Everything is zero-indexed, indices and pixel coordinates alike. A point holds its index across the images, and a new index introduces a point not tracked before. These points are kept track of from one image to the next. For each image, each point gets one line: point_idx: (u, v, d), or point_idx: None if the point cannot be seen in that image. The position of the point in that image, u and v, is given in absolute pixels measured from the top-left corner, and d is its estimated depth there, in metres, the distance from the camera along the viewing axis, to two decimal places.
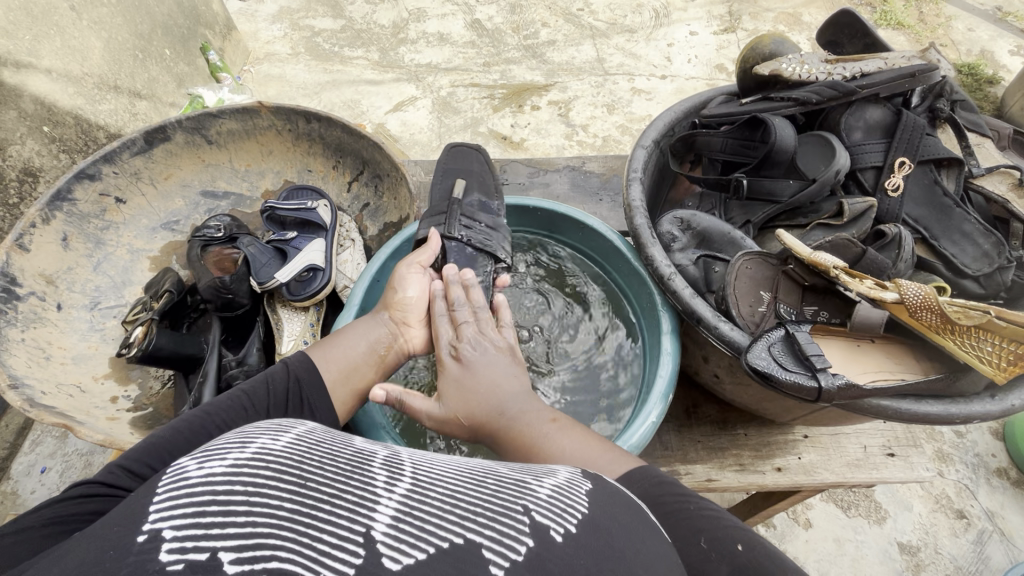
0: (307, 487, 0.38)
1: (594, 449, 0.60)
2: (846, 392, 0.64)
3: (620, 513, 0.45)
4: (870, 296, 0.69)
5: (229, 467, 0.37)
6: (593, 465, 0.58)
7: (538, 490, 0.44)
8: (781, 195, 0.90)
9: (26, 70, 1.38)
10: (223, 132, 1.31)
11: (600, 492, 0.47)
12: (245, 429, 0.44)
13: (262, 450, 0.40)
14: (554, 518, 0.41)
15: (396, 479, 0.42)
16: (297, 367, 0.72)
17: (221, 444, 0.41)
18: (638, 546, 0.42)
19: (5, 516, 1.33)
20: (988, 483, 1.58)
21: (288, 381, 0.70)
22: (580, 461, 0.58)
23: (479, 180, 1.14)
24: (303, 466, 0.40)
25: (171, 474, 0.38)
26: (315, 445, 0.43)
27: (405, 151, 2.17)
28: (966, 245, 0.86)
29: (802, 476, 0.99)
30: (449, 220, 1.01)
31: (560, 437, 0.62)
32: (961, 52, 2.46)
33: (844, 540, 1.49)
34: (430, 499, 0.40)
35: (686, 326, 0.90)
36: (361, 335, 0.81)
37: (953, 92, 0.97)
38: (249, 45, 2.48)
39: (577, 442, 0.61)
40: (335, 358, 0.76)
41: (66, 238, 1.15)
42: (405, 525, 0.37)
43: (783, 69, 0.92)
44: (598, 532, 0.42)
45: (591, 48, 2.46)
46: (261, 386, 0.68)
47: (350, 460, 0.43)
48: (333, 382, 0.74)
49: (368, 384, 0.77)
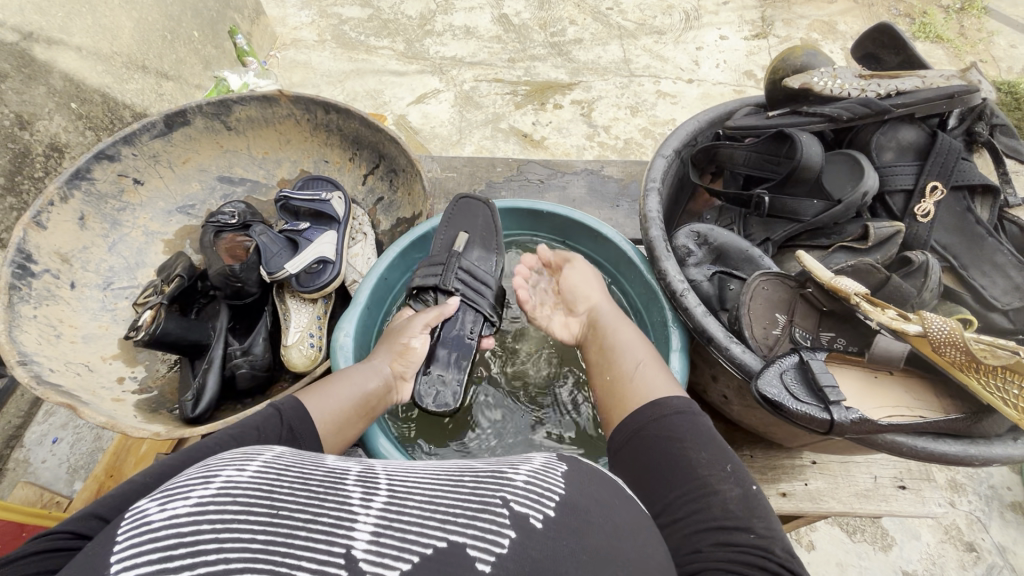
0: (279, 516, 0.37)
1: (659, 370, 0.72)
2: (859, 427, 0.62)
3: (595, 494, 0.46)
4: (892, 326, 0.66)
5: (193, 506, 0.36)
6: (650, 379, 0.70)
7: (514, 479, 0.44)
8: (804, 214, 0.87)
9: (56, 47, 1.40)
10: (242, 118, 1.31)
11: (574, 477, 0.48)
12: (209, 463, 0.43)
13: (228, 484, 0.39)
14: (532, 506, 0.42)
15: (372, 491, 0.41)
16: (290, 412, 0.63)
17: (183, 482, 0.40)
18: (614, 522, 0.45)
19: (15, 484, 1.35)
20: (1001, 518, 1.53)
21: (280, 429, 0.61)
22: (643, 375, 0.72)
23: (483, 236, 1.05)
24: (272, 494, 0.39)
25: (132, 519, 0.37)
26: (284, 469, 0.42)
27: (425, 145, 2.16)
28: (996, 277, 0.82)
29: (807, 503, 0.96)
30: (446, 273, 0.97)
31: (638, 353, 0.77)
32: (1002, 68, 2.37)
33: (847, 565, 1.45)
34: (410, 507, 0.39)
35: (696, 343, 0.88)
36: (355, 380, 0.75)
37: (993, 115, 0.92)
38: (277, 30, 2.49)
39: (649, 360, 0.75)
40: (330, 404, 0.69)
41: (82, 217, 1.16)
42: (387, 539, 0.36)
43: (814, 83, 0.89)
44: (576, 518, 0.43)
45: (618, 49, 2.42)
46: (251, 432, 0.57)
47: (324, 479, 0.42)
48: (328, 432, 0.66)
49: (357, 431, 0.72)
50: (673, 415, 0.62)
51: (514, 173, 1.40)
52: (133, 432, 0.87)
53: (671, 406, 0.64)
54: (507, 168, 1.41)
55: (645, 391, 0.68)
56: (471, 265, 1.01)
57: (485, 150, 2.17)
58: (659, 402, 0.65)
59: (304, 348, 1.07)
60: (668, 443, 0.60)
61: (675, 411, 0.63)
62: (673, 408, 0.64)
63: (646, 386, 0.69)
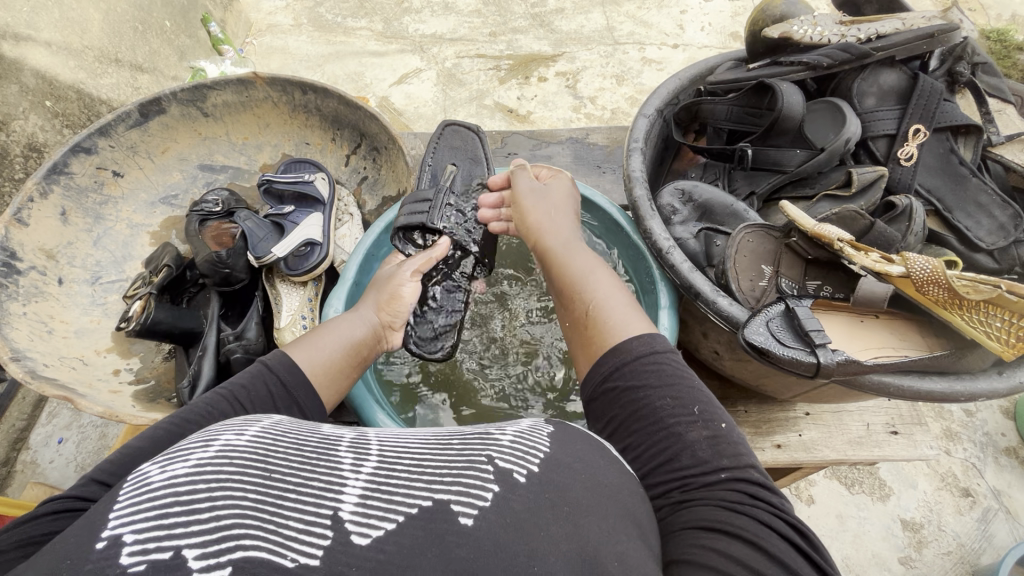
0: (272, 478, 0.38)
1: (623, 302, 0.65)
2: (846, 368, 0.62)
3: (581, 449, 0.46)
4: (875, 269, 0.66)
5: (191, 468, 0.37)
6: (624, 317, 0.63)
7: (500, 438, 0.44)
8: (787, 164, 0.86)
9: (25, 43, 1.36)
10: (218, 104, 1.28)
11: (563, 434, 0.48)
12: (210, 428, 0.44)
13: (226, 446, 0.40)
14: (517, 461, 0.42)
15: (363, 457, 0.42)
16: (280, 367, 0.63)
17: (184, 446, 0.41)
18: (600, 475, 0.45)
19: (25, 485, 1.37)
20: (996, 462, 1.56)
21: (272, 384, 0.61)
22: (604, 312, 0.64)
23: (464, 150, 1.08)
24: (267, 458, 0.40)
25: (133, 481, 0.38)
26: (280, 435, 0.43)
27: (410, 125, 2.13)
28: (981, 217, 0.83)
29: (802, 454, 0.98)
30: (432, 211, 0.95)
31: (579, 266, 0.72)
32: (991, 16, 2.33)
33: (846, 516, 1.48)
34: (398, 472, 0.40)
35: (685, 300, 0.89)
36: (342, 329, 0.74)
37: (976, 54, 0.91)
38: (252, 16, 2.43)
39: (611, 291, 0.67)
40: (318, 355, 0.68)
41: (64, 213, 1.15)
42: (374, 500, 0.38)
43: (794, 31, 0.87)
44: (558, 472, 0.43)
45: (601, 17, 2.37)
46: (242, 390, 0.58)
47: (318, 445, 0.43)
48: (321, 384, 0.66)
49: (351, 376, 0.71)
50: (635, 361, 0.57)
51: (499, 145, 1.38)
52: (131, 420, 0.88)
53: (632, 349, 0.58)
54: (491, 141, 1.40)
55: (607, 335, 0.61)
56: (460, 203, 0.99)
57: None
58: (619, 345, 0.59)
59: (296, 330, 1.06)
60: (630, 394, 0.55)
61: (636, 355, 0.57)
62: (635, 354, 0.57)
63: (609, 326, 0.62)
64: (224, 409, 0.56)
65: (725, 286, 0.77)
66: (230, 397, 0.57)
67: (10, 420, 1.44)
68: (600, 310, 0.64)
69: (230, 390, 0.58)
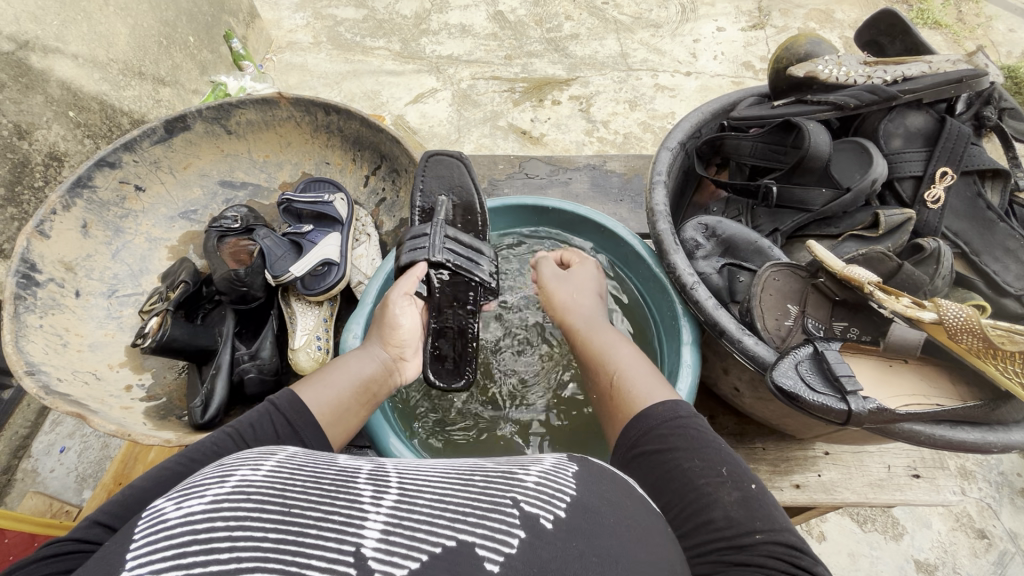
0: (292, 513, 0.36)
1: (643, 369, 0.68)
2: (877, 417, 0.61)
3: (607, 492, 0.46)
4: (906, 315, 0.65)
5: (208, 504, 0.36)
6: (637, 384, 0.65)
7: (524, 479, 0.43)
8: (812, 204, 0.86)
9: (53, 55, 1.39)
10: (242, 122, 1.30)
11: (588, 474, 0.47)
12: (225, 462, 0.43)
13: (243, 482, 0.39)
14: (543, 506, 0.41)
15: (383, 490, 0.40)
16: (287, 405, 0.62)
17: (199, 482, 0.40)
18: (627, 520, 0.44)
19: (24, 495, 1.35)
20: (1013, 504, 1.52)
21: (278, 421, 0.60)
22: (628, 380, 0.67)
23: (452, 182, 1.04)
24: (285, 492, 0.38)
25: (149, 518, 0.37)
26: (297, 469, 0.42)
27: (424, 144, 2.15)
28: (1009, 262, 0.82)
29: (821, 494, 0.95)
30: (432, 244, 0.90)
31: (602, 340, 0.76)
32: (1002, 53, 2.36)
33: (858, 555, 1.44)
34: (420, 505, 0.39)
35: (707, 336, 0.88)
36: (352, 369, 0.73)
37: (1002, 99, 0.92)
38: (272, 33, 2.48)
39: (633, 362, 0.70)
40: (327, 395, 0.67)
41: (85, 225, 1.16)
42: (396, 537, 0.36)
43: (819, 71, 0.88)
44: (584, 517, 0.42)
45: (615, 43, 2.40)
46: (249, 426, 0.58)
47: (336, 478, 0.41)
48: (328, 423, 0.64)
49: (360, 419, 0.70)
50: (660, 425, 0.57)
51: (516, 170, 1.39)
52: (146, 439, 0.87)
53: (658, 414, 0.58)
54: (509, 165, 1.41)
55: (630, 404, 0.63)
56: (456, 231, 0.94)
57: (484, 149, 2.16)
58: (643, 413, 0.59)
59: (311, 351, 1.07)
60: (660, 457, 0.55)
61: (663, 420, 0.58)
62: (661, 420, 0.58)
63: (633, 395, 0.64)
64: (230, 446, 0.55)
65: (750, 324, 0.76)
66: (235, 435, 0.56)
67: (13, 427, 1.42)
68: (620, 382, 0.67)
69: (237, 427, 0.57)
